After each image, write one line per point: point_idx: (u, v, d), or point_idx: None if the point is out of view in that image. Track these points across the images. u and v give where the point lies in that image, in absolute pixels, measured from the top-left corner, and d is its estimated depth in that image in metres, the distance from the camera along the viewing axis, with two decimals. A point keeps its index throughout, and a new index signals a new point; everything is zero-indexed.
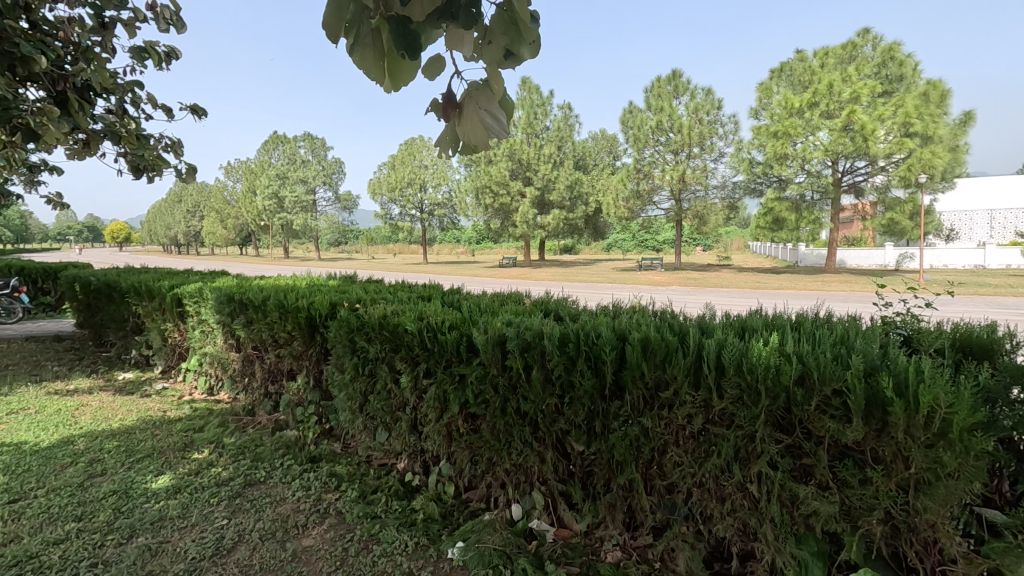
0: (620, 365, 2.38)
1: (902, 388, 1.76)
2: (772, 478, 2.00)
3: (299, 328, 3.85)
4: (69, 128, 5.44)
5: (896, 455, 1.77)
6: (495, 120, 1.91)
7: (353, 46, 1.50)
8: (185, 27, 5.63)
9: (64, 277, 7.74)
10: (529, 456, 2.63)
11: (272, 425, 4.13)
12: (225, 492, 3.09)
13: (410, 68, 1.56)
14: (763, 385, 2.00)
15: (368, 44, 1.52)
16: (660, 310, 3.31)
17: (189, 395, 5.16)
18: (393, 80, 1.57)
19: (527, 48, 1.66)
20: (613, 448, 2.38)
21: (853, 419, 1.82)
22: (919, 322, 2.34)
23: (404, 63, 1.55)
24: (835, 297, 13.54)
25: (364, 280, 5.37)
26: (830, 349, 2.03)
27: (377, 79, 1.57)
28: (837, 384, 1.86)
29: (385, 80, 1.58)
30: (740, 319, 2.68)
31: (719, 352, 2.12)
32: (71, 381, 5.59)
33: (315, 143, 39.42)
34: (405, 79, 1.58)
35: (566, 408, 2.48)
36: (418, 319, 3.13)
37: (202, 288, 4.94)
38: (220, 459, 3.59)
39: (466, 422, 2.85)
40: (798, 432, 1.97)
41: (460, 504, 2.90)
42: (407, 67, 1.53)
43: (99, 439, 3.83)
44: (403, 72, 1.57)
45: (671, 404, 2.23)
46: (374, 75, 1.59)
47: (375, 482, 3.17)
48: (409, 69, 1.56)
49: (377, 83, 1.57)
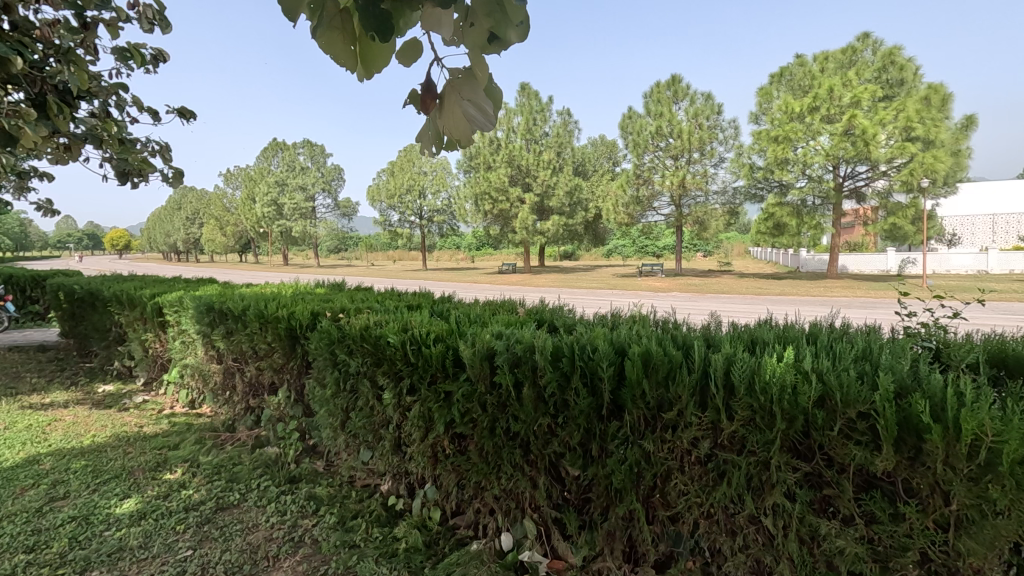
0: (618, 383, 2.17)
1: (940, 413, 1.54)
2: (789, 510, 1.79)
3: (279, 339, 3.63)
4: (48, 132, 5.25)
5: (933, 489, 1.55)
6: (479, 111, 1.70)
7: (317, 26, 1.29)
8: (170, 27, 5.46)
9: (49, 284, 7.52)
10: (519, 481, 2.41)
11: (251, 442, 3.92)
12: (193, 519, 2.86)
13: (383, 51, 1.37)
14: (776, 407, 1.79)
15: (336, 27, 1.31)
16: (661, 320, 3.10)
17: (169, 409, 4.93)
18: (365, 62, 1.39)
19: (515, 31, 1.44)
20: (611, 475, 2.17)
21: (882, 447, 1.61)
22: (946, 334, 2.12)
23: (377, 45, 1.37)
24: (846, 306, 13.17)
25: (352, 287, 5.17)
26: (852, 364, 1.82)
27: (346, 62, 1.39)
28: (863, 407, 1.65)
29: (356, 66, 1.40)
30: (748, 331, 2.47)
31: (725, 370, 1.92)
32: (48, 395, 5.37)
33: (315, 150, 38.86)
34: (378, 63, 1.40)
35: (559, 429, 2.27)
36: (402, 330, 2.92)
37: (183, 297, 4.73)
38: (193, 480, 3.37)
39: (452, 442, 2.64)
40: (817, 461, 1.76)
41: (446, 531, 2.68)
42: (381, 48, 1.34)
43: (67, 458, 3.62)
44: (376, 56, 1.39)
45: (675, 425, 2.02)
46: (343, 58, 1.40)
47: (356, 506, 2.95)
48: (383, 51, 1.37)
49: (347, 68, 1.40)
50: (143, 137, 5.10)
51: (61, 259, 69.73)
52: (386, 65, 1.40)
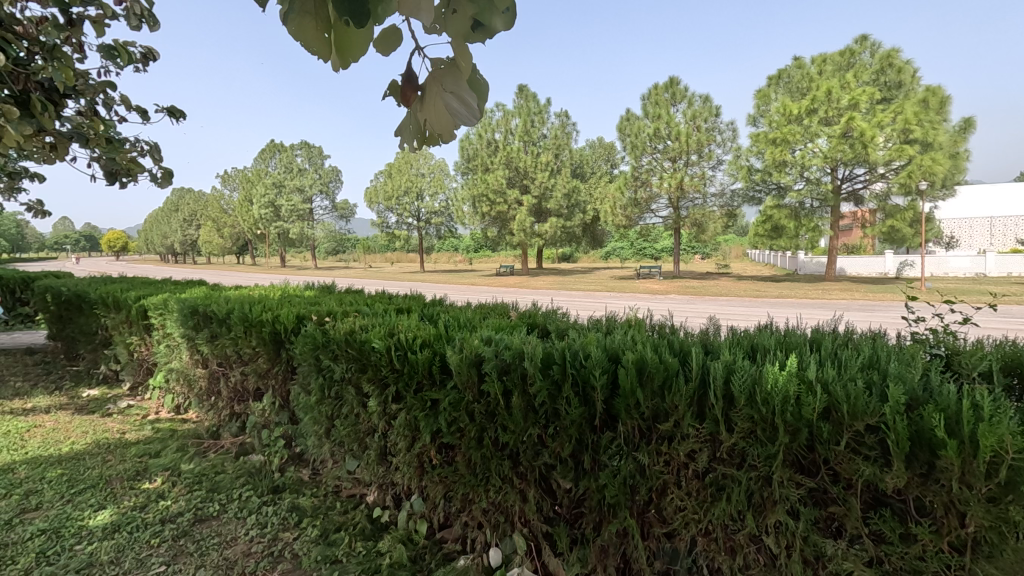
0: (612, 392, 2.06)
1: (955, 427, 1.43)
2: (793, 529, 1.68)
3: (264, 344, 3.51)
4: (33, 130, 5.12)
5: (948, 508, 1.45)
6: (462, 104, 1.60)
7: (288, 10, 1.14)
8: (158, 24, 5.33)
9: (37, 286, 7.39)
10: (508, 494, 2.30)
11: (236, 450, 3.80)
12: (169, 532, 2.73)
13: (360, 39, 1.23)
14: (780, 418, 1.68)
15: (306, 10, 1.16)
16: (658, 324, 3.00)
17: (154, 414, 4.82)
18: (342, 53, 1.25)
19: (500, 19, 1.32)
20: (604, 489, 2.05)
21: (893, 463, 1.50)
22: (956, 341, 2.02)
23: (354, 32, 1.22)
24: (848, 310, 13.04)
25: (342, 289, 5.06)
26: (859, 373, 1.71)
27: (320, 52, 1.25)
28: (873, 420, 1.54)
29: (330, 53, 1.26)
30: (748, 337, 2.36)
31: (722, 379, 1.82)
32: (30, 400, 5.24)
33: (312, 151, 37.96)
34: (356, 54, 1.26)
35: (550, 440, 2.16)
36: (389, 335, 2.80)
37: (168, 299, 4.60)
38: (172, 490, 3.25)
39: (439, 453, 2.52)
40: (822, 477, 1.66)
41: (433, 545, 2.56)
42: (357, 34, 1.20)
43: (42, 467, 3.50)
44: (351, 44, 1.24)
45: (671, 437, 1.92)
46: (315, 45, 1.26)
47: (340, 518, 2.83)
48: (360, 38, 1.23)
49: (319, 57, 1.26)
50: (132, 136, 4.99)
51: (56, 261, 69.37)
52: (365, 56, 1.26)
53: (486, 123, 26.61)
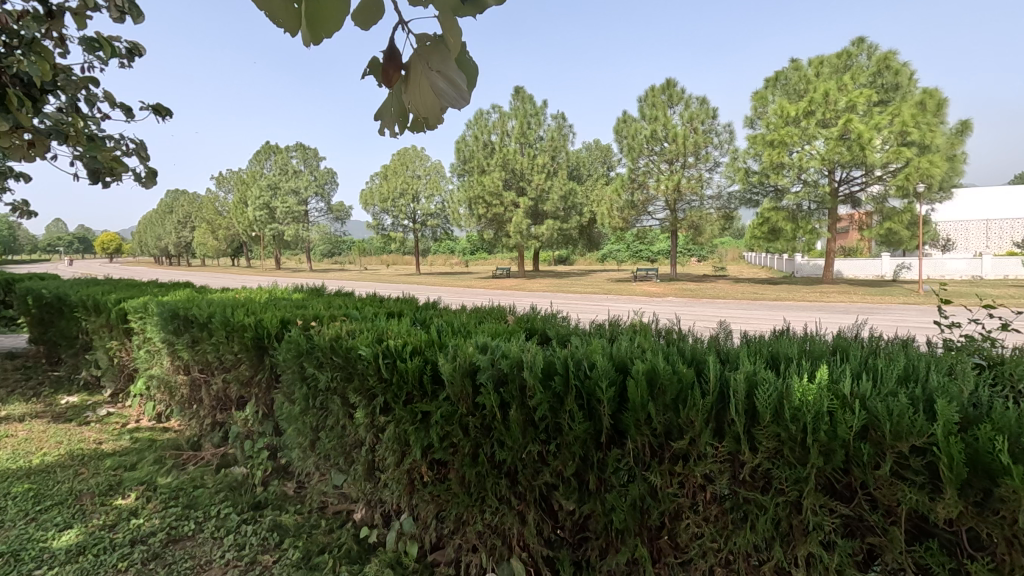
0: (620, 405, 1.88)
1: (1018, 451, 1.25)
2: (827, 562, 1.50)
3: (246, 350, 3.31)
4: (9, 126, 4.90)
5: (1010, 543, 1.27)
6: (450, 85, 1.41)
7: None
8: (143, 16, 5.12)
9: (18, 289, 7.16)
10: (506, 516, 2.11)
11: (217, 461, 3.59)
12: (138, 555, 2.53)
13: (334, 13, 1.03)
14: (813, 438, 1.49)
15: None
16: (664, 329, 2.82)
17: (134, 422, 4.61)
18: (313, 25, 1.06)
19: None
20: (611, 512, 1.87)
21: (945, 491, 1.32)
22: (998, 350, 1.84)
23: (328, 0, 1.02)
24: (850, 314, 12.84)
25: (332, 291, 4.86)
26: (900, 387, 1.53)
27: (285, 24, 1.06)
28: (920, 441, 1.36)
29: (297, 27, 1.06)
30: (765, 344, 2.18)
31: (742, 393, 1.64)
32: (3, 408, 5.00)
33: (308, 152, 37.89)
34: (330, 29, 1.06)
35: (552, 458, 1.97)
36: (377, 341, 2.60)
37: (149, 303, 4.39)
38: (145, 507, 3.04)
39: (431, 469, 2.33)
40: (858, 503, 1.48)
41: (424, 570, 2.36)
42: (330, 4, 0.99)
43: (7, 482, 3.28)
44: (325, 20, 1.05)
45: (686, 456, 1.74)
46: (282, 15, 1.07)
47: (325, 539, 2.63)
48: (334, 9, 1.02)
49: (286, 29, 1.07)
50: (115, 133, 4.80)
51: (50, 263, 68.83)
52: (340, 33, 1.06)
53: (482, 125, 26.47)
